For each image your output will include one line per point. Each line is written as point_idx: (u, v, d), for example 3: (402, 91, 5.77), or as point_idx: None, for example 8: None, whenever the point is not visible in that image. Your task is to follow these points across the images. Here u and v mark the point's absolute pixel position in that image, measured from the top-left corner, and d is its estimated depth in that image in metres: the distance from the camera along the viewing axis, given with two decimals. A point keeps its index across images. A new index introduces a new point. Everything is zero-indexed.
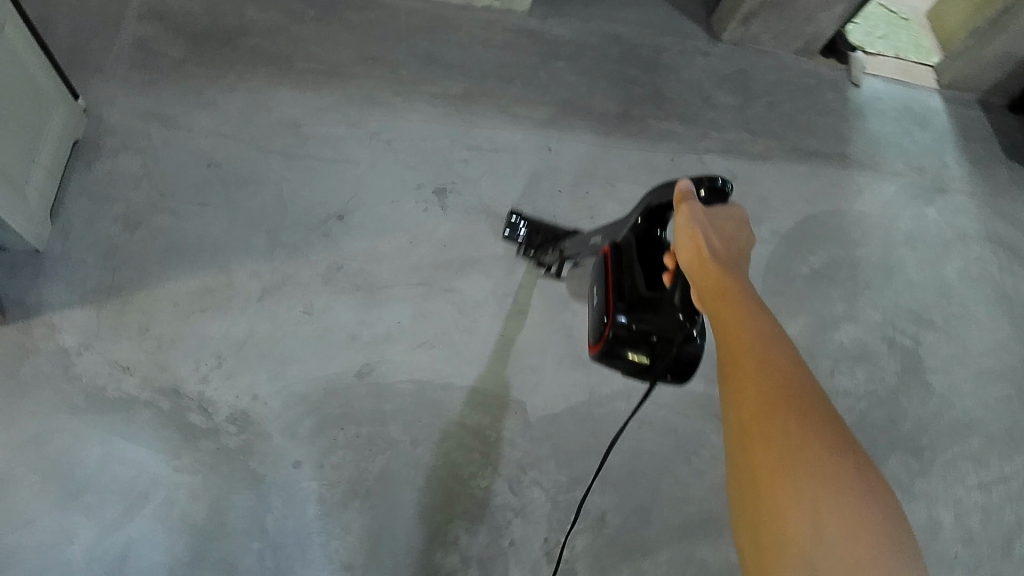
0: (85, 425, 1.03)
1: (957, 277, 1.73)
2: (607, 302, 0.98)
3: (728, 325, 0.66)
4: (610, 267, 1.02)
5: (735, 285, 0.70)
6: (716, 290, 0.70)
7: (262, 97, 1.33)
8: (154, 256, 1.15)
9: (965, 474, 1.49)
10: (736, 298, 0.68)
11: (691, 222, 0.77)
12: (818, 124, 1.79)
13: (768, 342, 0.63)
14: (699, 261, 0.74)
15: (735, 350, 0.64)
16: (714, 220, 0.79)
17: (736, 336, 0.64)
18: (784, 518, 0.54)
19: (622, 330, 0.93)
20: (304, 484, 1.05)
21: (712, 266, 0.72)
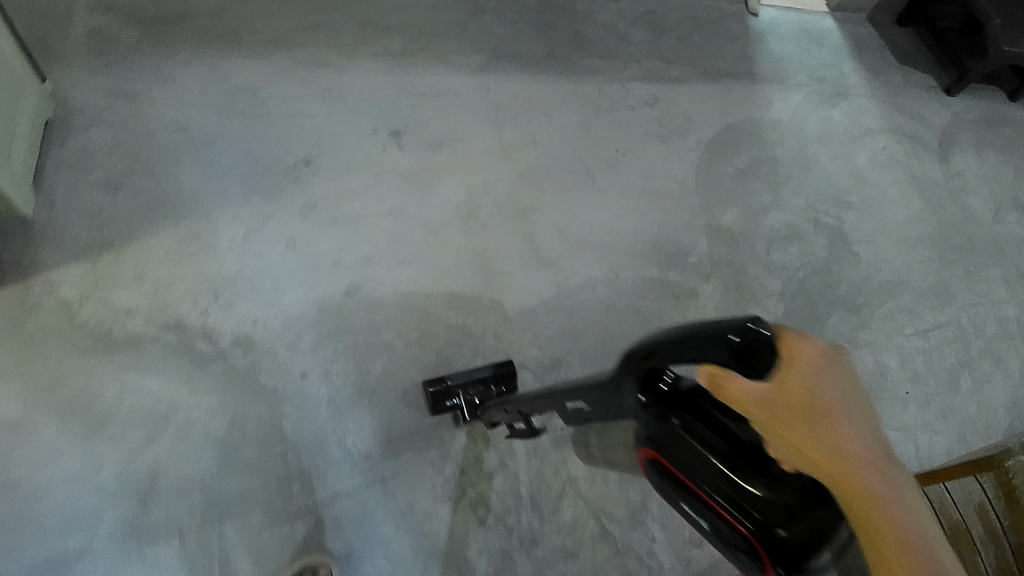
0: (97, 365, 1.10)
1: (867, 164, 1.98)
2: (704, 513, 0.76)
3: (850, 496, 0.62)
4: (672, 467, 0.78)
5: (868, 483, 0.62)
6: (853, 489, 0.62)
7: (217, 69, 1.43)
8: (137, 213, 1.23)
9: (901, 325, 1.72)
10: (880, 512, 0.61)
11: (806, 429, 0.62)
12: (725, 50, 1.98)
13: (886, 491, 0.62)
14: (826, 468, 0.62)
15: (862, 513, 0.62)
16: (819, 390, 0.62)
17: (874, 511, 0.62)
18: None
19: (779, 533, 0.69)
20: (313, 391, 1.14)
21: (844, 467, 0.61)
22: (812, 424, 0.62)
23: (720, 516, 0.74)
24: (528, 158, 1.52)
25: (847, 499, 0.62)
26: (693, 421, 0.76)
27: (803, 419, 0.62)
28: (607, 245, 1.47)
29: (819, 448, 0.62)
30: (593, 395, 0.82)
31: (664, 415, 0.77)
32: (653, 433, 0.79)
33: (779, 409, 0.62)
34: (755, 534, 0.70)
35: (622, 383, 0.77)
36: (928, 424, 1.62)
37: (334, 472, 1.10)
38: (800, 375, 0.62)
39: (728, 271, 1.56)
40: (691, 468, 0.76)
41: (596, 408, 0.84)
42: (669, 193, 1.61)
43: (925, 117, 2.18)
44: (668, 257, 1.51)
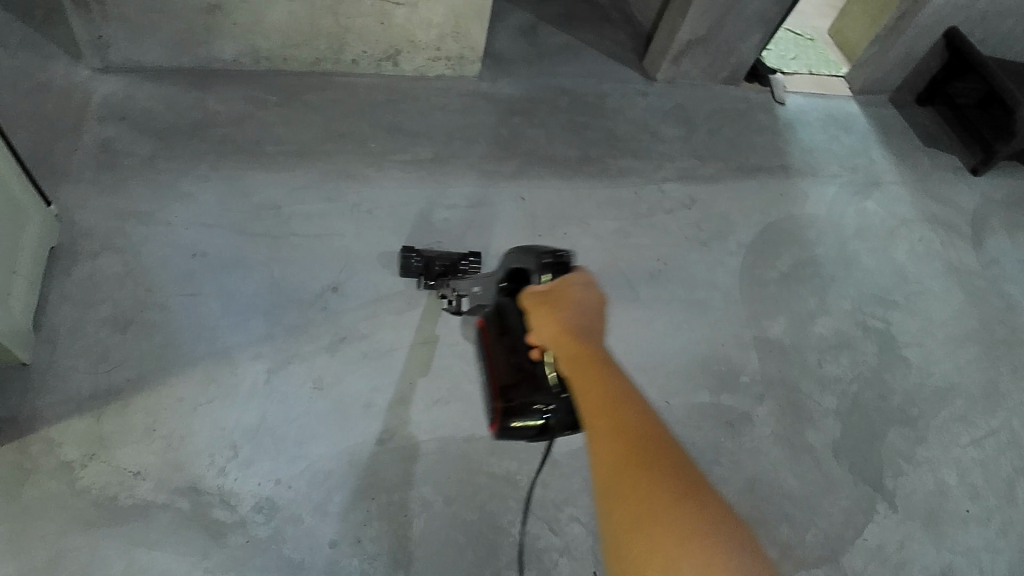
0: (101, 542, 0.96)
1: (907, 258, 1.90)
2: (491, 387, 0.90)
3: (581, 362, 0.65)
4: (487, 343, 0.95)
5: (589, 350, 0.66)
6: (577, 353, 0.66)
7: (238, 182, 1.33)
8: (149, 353, 1.11)
9: (959, 436, 1.60)
10: (590, 369, 0.63)
11: (550, 309, 0.72)
12: (757, 144, 1.93)
13: (620, 378, 0.62)
14: (560, 336, 0.70)
15: (586, 387, 0.62)
16: (570, 293, 0.76)
17: (589, 383, 0.62)
18: (645, 481, 0.53)
19: (510, 404, 0.84)
20: (344, 562, 1.01)
21: (568, 337, 0.69)
22: (556, 312, 0.72)
23: (489, 387, 0.91)
24: None
25: (571, 367, 0.66)
26: (519, 317, 0.92)
27: (552, 306, 0.74)
28: (654, 368, 1.37)
29: (561, 330, 0.70)
30: (489, 283, 1.07)
31: (502, 303, 0.97)
32: (495, 314, 0.98)
33: (542, 301, 0.76)
34: (500, 410, 0.85)
35: (500, 274, 1.03)
36: (991, 542, 1.46)
37: None
38: (566, 287, 0.78)
39: (781, 389, 1.46)
40: (495, 348, 0.92)
41: (485, 300, 1.09)
42: (713, 305, 1.51)
43: (959, 204, 2.12)
44: (719, 377, 1.41)
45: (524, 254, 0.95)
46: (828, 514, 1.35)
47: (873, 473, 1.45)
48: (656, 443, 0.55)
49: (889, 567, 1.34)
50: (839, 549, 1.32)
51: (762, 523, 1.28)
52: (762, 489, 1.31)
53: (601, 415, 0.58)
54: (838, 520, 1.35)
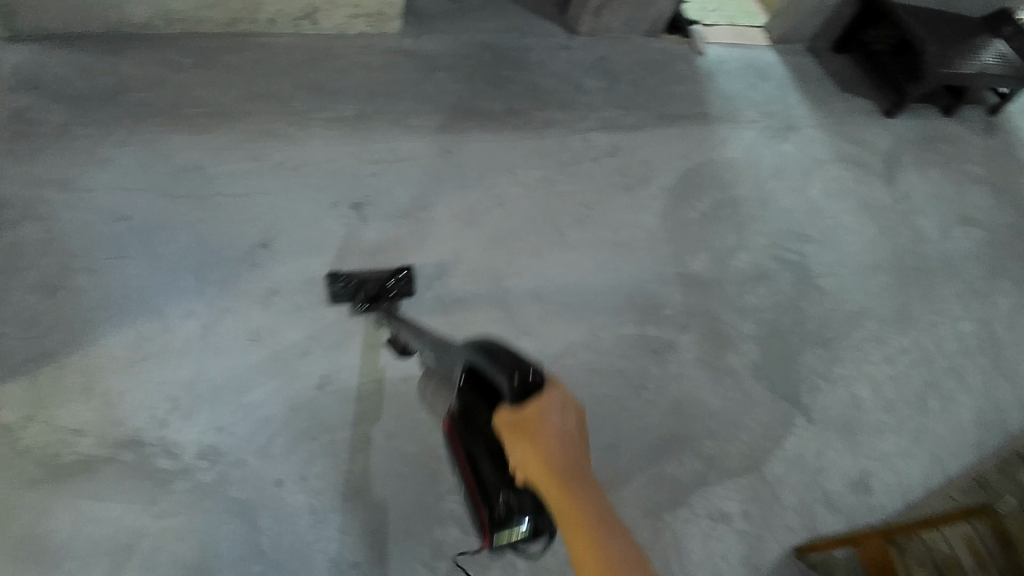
0: (47, 496, 0.98)
1: (821, 194, 2.02)
2: (475, 498, 0.80)
3: (565, 507, 0.61)
4: (462, 447, 0.84)
5: (585, 508, 0.60)
6: (566, 508, 0.61)
7: (159, 146, 1.33)
8: (79, 316, 1.12)
9: (870, 353, 1.75)
10: (577, 525, 0.59)
11: (531, 446, 0.66)
12: (678, 92, 1.99)
13: (611, 528, 0.59)
14: (544, 486, 0.64)
15: (579, 551, 0.58)
16: (548, 423, 0.68)
17: (580, 543, 0.58)
18: None
19: (498, 519, 0.77)
20: (291, 499, 1.06)
21: (555, 485, 0.62)
22: (539, 444, 0.66)
23: (469, 493, 0.83)
24: (494, 220, 1.49)
25: (556, 519, 0.61)
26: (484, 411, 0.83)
27: (531, 443, 0.66)
28: (582, 306, 1.45)
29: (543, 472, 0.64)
30: (450, 367, 0.94)
31: (465, 404, 0.85)
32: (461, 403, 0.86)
33: (522, 434, 0.67)
34: (486, 522, 0.78)
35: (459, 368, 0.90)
36: (904, 449, 1.64)
37: None
38: (542, 405, 0.71)
39: (703, 319, 1.55)
40: (468, 454, 0.83)
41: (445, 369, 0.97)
42: (637, 245, 1.60)
43: (868, 143, 2.26)
44: (644, 311, 1.50)
45: (489, 355, 0.82)
46: (748, 429, 1.46)
47: (789, 389, 1.56)
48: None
49: (803, 472, 1.48)
50: (758, 459, 1.44)
51: (689, 439, 1.39)
52: (687, 410, 1.41)
53: None
54: (758, 433, 1.46)
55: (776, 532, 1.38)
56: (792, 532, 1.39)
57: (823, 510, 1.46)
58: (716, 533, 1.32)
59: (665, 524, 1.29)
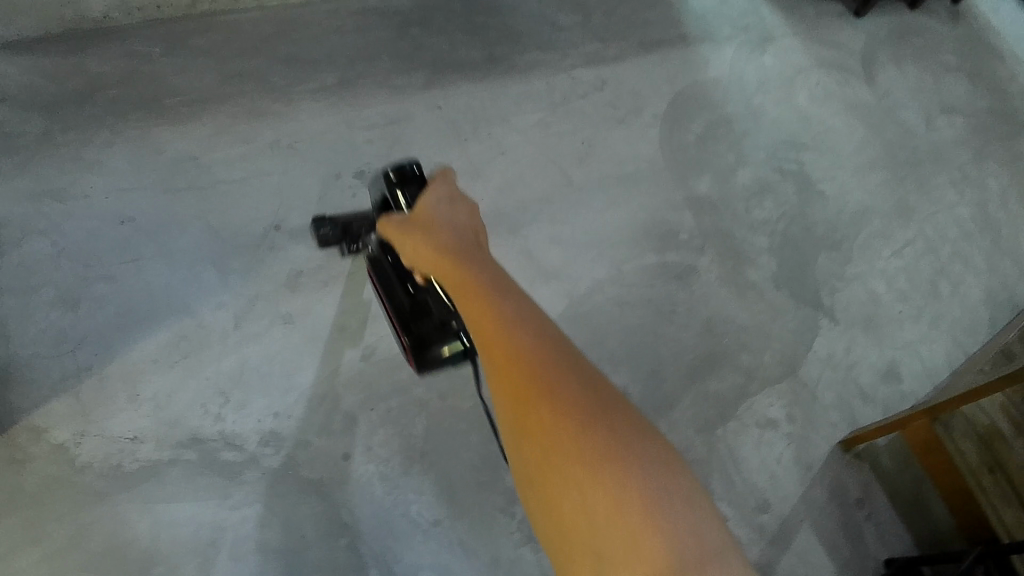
0: (119, 507, 0.98)
1: (807, 101, 2.02)
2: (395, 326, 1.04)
3: (464, 289, 0.69)
4: (376, 286, 1.09)
5: (436, 244, 0.82)
6: (424, 260, 0.82)
7: (147, 142, 1.28)
8: (109, 324, 1.10)
9: (879, 250, 1.78)
10: (462, 288, 0.69)
11: (411, 237, 0.86)
12: (653, 16, 1.95)
13: (495, 282, 0.69)
14: (426, 260, 0.82)
15: (460, 292, 0.69)
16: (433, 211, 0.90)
17: (484, 325, 0.62)
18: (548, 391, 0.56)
19: (415, 336, 0.99)
20: (361, 470, 1.06)
21: (438, 255, 0.79)
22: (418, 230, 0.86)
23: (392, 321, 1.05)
24: (498, 170, 1.47)
25: (434, 268, 0.79)
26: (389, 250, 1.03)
27: (413, 229, 0.87)
28: (602, 241, 1.45)
29: (423, 243, 0.83)
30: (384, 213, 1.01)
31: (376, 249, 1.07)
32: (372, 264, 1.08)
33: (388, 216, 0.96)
34: (411, 345, 0.99)
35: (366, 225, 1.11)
36: (925, 335, 1.68)
37: (410, 548, 1.04)
38: (422, 208, 0.92)
39: (718, 238, 1.57)
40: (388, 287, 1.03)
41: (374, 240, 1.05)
42: (642, 175, 1.59)
43: (847, 41, 2.20)
44: (661, 239, 1.50)
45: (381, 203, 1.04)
46: (779, 336, 1.48)
47: (810, 293, 1.59)
48: (556, 371, 0.57)
49: (837, 369, 1.51)
50: (793, 364, 1.46)
51: (727, 355, 1.41)
52: (719, 326, 1.43)
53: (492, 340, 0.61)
54: (788, 338, 1.49)
55: (820, 429, 1.42)
56: (836, 428, 1.43)
57: (861, 404, 1.50)
58: (766, 441, 1.35)
59: (719, 437, 1.32)
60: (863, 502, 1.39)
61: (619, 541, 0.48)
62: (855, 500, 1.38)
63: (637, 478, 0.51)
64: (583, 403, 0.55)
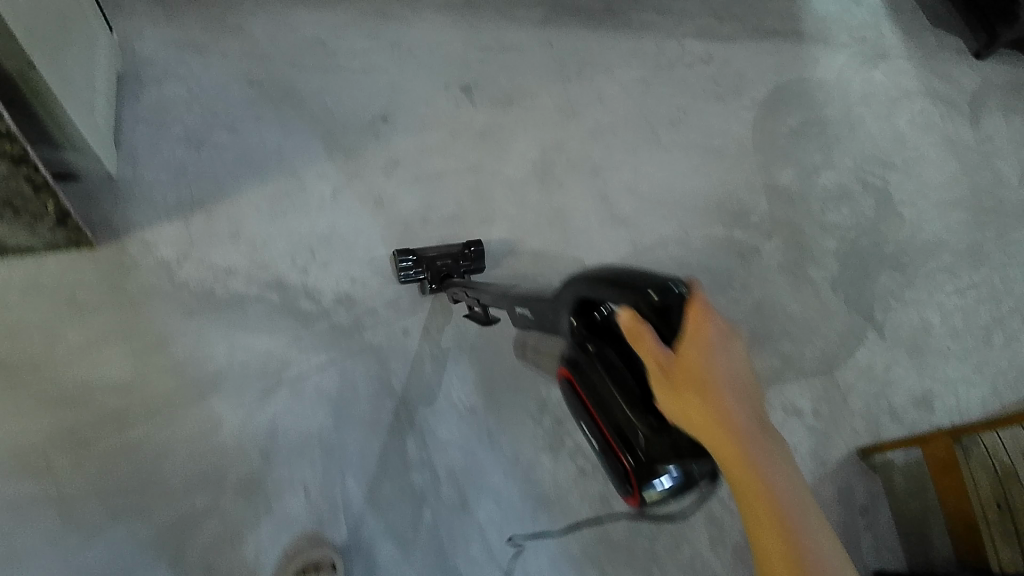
0: (205, 324, 1.09)
1: (909, 126, 1.97)
2: (619, 459, 0.65)
3: (734, 461, 0.54)
4: (585, 400, 0.70)
5: (735, 439, 0.54)
6: (716, 446, 0.54)
7: (282, 18, 1.36)
8: (225, 170, 1.20)
9: (942, 284, 1.76)
10: (768, 511, 0.53)
11: (701, 400, 0.55)
12: (774, 7, 1.95)
13: (766, 446, 0.54)
14: (710, 442, 0.55)
15: (730, 456, 0.54)
16: (717, 355, 0.57)
17: (737, 469, 0.54)
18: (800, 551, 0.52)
19: (654, 456, 0.60)
20: (416, 347, 1.16)
21: (752, 470, 0.53)
22: (704, 392, 0.55)
23: (608, 446, 0.67)
24: (593, 114, 1.52)
25: (731, 475, 0.54)
26: (613, 358, 0.67)
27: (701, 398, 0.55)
28: (675, 203, 1.51)
29: (709, 417, 0.54)
30: (538, 306, 0.83)
31: (581, 344, 0.70)
32: (573, 363, 0.73)
33: (639, 343, 0.59)
34: (631, 468, 0.62)
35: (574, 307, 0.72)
36: (966, 376, 1.69)
37: (444, 425, 1.13)
38: (698, 353, 0.57)
39: (788, 229, 1.60)
40: (588, 398, 0.69)
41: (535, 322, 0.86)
42: (728, 152, 1.63)
43: (974, 69, 2.08)
44: (732, 215, 1.55)
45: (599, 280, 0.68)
46: (824, 336, 1.51)
47: (865, 305, 1.61)
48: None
49: (873, 381, 1.55)
50: (832, 364, 1.50)
51: (768, 338, 1.46)
52: (768, 310, 1.48)
53: (766, 513, 0.53)
54: (833, 340, 1.52)
55: (843, 432, 1.47)
56: (858, 435, 1.49)
57: (887, 419, 1.54)
58: (786, 424, 1.43)
59: None
60: (866, 510, 1.46)
61: None
62: (859, 506, 1.45)
63: None
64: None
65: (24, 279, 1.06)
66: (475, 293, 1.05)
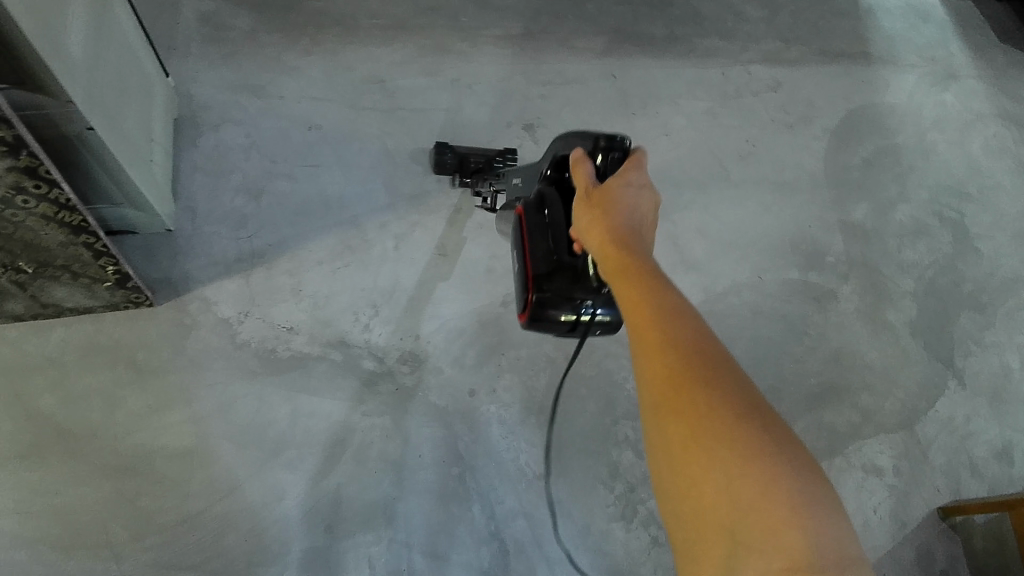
0: (267, 387, 1.05)
1: (983, 152, 1.85)
2: (525, 274, 0.85)
3: (625, 274, 0.61)
4: (524, 231, 0.88)
5: (632, 257, 0.63)
6: (610, 261, 0.65)
7: (341, 56, 1.32)
8: (286, 220, 1.16)
9: (1022, 324, 1.63)
10: (640, 279, 0.60)
11: (599, 214, 0.70)
12: (840, 29, 1.87)
13: (665, 279, 0.60)
14: (602, 246, 0.67)
15: (618, 266, 0.63)
16: (624, 186, 0.72)
17: (620, 275, 0.62)
18: (676, 340, 0.54)
19: (546, 288, 0.81)
20: (484, 409, 1.11)
21: (615, 244, 0.65)
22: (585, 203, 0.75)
23: (522, 272, 0.86)
24: (659, 150, 1.47)
25: (602, 266, 0.66)
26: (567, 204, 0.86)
27: (602, 212, 0.70)
28: (745, 245, 1.43)
29: (597, 226, 0.69)
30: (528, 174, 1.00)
31: (543, 190, 0.89)
32: (536, 203, 0.89)
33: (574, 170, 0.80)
34: (532, 300, 0.82)
35: (543, 163, 0.94)
36: None
37: (512, 494, 1.08)
38: (612, 184, 0.73)
39: (863, 270, 1.51)
40: (530, 231, 0.86)
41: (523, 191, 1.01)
42: (799, 187, 1.55)
43: None
44: (806, 257, 1.47)
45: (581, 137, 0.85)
46: (904, 386, 1.42)
47: (945, 351, 1.51)
48: (725, 381, 0.52)
49: (953, 434, 1.43)
50: (913, 417, 1.41)
51: (847, 390, 1.37)
52: (847, 361, 1.39)
53: (643, 302, 0.57)
54: (913, 389, 1.43)
55: (924, 489, 1.36)
56: (939, 492, 1.37)
57: (968, 476, 1.41)
58: (868, 485, 1.32)
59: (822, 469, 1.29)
60: (946, 574, 1.32)
61: (764, 542, 0.45)
62: (939, 570, 1.31)
63: (811, 539, 0.45)
64: (734, 396, 0.51)
65: (83, 342, 1.02)
66: (496, 181, 1.15)
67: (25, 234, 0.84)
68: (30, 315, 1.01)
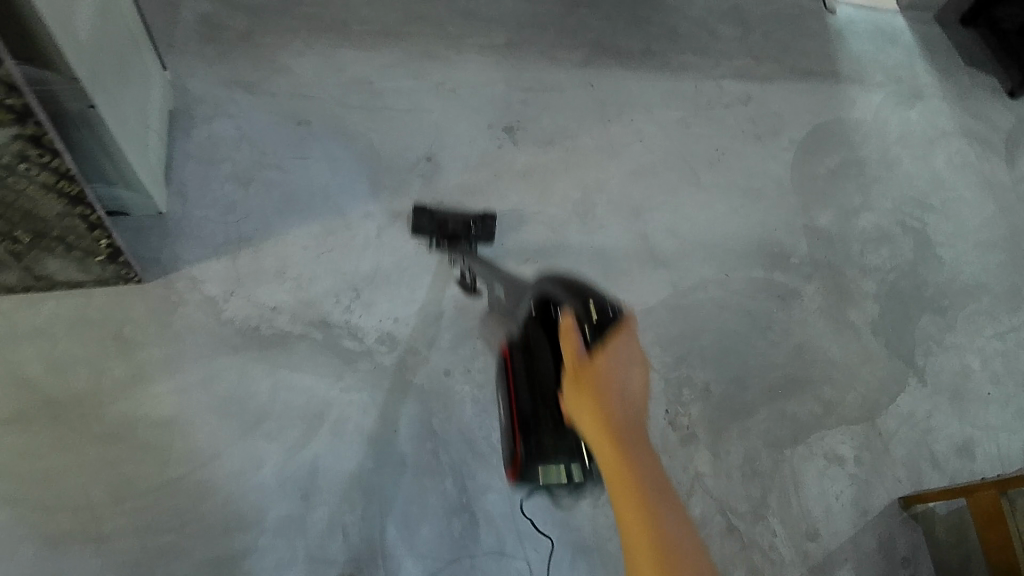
0: (249, 361, 1.09)
1: (946, 166, 1.94)
2: (514, 428, 0.92)
3: (616, 468, 0.61)
4: (510, 378, 0.94)
5: (633, 474, 0.60)
6: (609, 471, 0.62)
7: (332, 59, 1.40)
8: (273, 207, 1.22)
9: (982, 327, 1.70)
10: (629, 489, 0.60)
11: (594, 398, 0.64)
12: (809, 48, 1.96)
13: (656, 479, 0.61)
14: (598, 439, 0.64)
15: (612, 470, 0.61)
16: (621, 368, 0.66)
17: (618, 479, 0.60)
18: (661, 544, 0.58)
19: (534, 445, 0.89)
20: (458, 388, 1.16)
21: (611, 439, 0.62)
22: (598, 398, 0.64)
23: (511, 422, 0.94)
24: (633, 154, 1.54)
25: (605, 474, 0.62)
26: (549, 357, 0.90)
27: (598, 397, 0.64)
28: (714, 244, 1.50)
29: (594, 413, 0.64)
30: (512, 291, 1.02)
31: (529, 335, 0.91)
32: (520, 343, 0.94)
33: (564, 339, 0.71)
34: (521, 455, 0.90)
35: (530, 295, 0.93)
36: (1009, 424, 1.58)
37: (483, 469, 1.12)
38: (608, 358, 0.67)
39: (827, 271, 1.58)
40: (519, 381, 0.92)
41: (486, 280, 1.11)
42: (766, 192, 1.62)
43: (1008, 109, 2.08)
44: (772, 257, 1.54)
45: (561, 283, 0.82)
46: (866, 381, 1.48)
47: (906, 350, 1.57)
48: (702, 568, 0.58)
49: (914, 428, 1.49)
50: (874, 411, 1.46)
51: (810, 383, 1.42)
52: (810, 355, 1.45)
53: (627, 496, 0.60)
54: (875, 384, 1.49)
55: (885, 480, 1.41)
56: (900, 483, 1.42)
57: (929, 468, 1.47)
58: (830, 473, 1.37)
59: (786, 457, 1.34)
60: (908, 562, 1.36)
61: None
62: (901, 558, 1.35)
63: None
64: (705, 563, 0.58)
65: (72, 314, 1.07)
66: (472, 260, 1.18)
67: (25, 203, 0.89)
68: (22, 288, 1.05)
